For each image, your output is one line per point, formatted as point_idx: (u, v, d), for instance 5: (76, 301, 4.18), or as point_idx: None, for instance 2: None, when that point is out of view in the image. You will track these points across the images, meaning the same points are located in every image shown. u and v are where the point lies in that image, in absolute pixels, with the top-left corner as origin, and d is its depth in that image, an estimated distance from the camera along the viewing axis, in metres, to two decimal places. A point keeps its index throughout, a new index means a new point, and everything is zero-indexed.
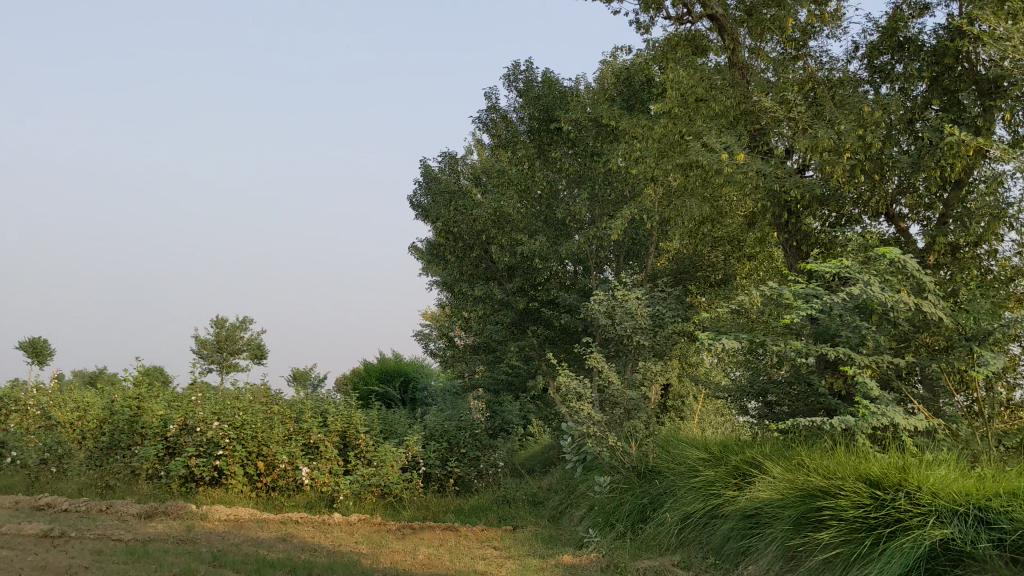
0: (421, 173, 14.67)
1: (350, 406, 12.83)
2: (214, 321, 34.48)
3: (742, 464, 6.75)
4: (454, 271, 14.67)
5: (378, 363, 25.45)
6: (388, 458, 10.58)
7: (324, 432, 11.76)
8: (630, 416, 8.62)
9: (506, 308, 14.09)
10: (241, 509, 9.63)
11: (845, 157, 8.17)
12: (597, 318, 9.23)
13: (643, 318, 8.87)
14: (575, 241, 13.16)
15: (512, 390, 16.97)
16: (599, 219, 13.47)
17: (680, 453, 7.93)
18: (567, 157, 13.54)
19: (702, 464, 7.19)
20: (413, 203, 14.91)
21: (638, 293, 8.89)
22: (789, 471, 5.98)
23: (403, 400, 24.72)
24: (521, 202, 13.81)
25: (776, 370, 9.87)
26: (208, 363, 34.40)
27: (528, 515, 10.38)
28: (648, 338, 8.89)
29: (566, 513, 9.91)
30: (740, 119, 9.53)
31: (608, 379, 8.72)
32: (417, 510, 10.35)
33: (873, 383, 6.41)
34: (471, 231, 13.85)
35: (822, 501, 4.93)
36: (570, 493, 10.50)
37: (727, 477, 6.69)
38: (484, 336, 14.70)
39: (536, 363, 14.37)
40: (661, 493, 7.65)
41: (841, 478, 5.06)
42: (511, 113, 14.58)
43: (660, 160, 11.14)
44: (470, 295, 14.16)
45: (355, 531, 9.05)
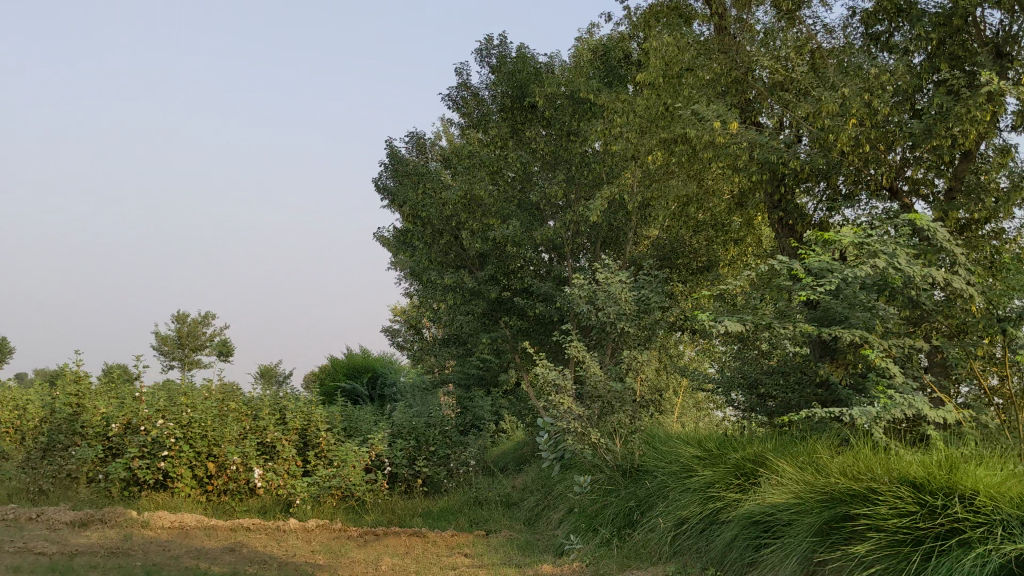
0: (386, 155, 13.77)
1: (310, 402, 11.98)
2: (176, 316, 33.48)
3: (744, 464, 6.01)
4: (421, 259, 13.82)
5: (345, 359, 24.64)
6: (350, 458, 9.75)
7: (281, 430, 10.92)
8: (615, 409, 7.86)
9: (477, 297, 13.27)
10: (186, 515, 8.76)
11: (849, 125, 7.46)
12: (578, 302, 8.46)
13: (629, 302, 8.10)
14: (551, 227, 12.44)
15: (483, 384, 16.18)
16: (576, 203, 12.75)
17: (671, 450, 7.18)
18: (541, 137, 12.76)
19: (697, 463, 6.43)
20: (378, 187, 14.01)
21: (622, 275, 8.13)
22: (801, 472, 5.24)
23: (371, 397, 23.91)
24: (494, 184, 13.02)
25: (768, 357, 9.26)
26: (168, 360, 33.34)
27: (501, 517, 9.61)
28: (634, 325, 8.13)
29: (543, 516, 9.15)
30: (731, 87, 8.79)
31: (590, 369, 7.95)
32: (381, 515, 9.51)
33: (895, 368, 5.70)
34: (442, 216, 12.88)
35: (854, 507, 4.22)
36: (546, 494, 9.73)
37: (726, 478, 5.95)
38: (454, 328, 13.90)
39: (509, 355, 13.58)
40: (650, 495, 6.90)
41: (874, 479, 4.35)
42: (482, 91, 13.74)
43: (643, 136, 10.39)
44: (438, 283, 13.32)
45: (312, 539, 8.23)
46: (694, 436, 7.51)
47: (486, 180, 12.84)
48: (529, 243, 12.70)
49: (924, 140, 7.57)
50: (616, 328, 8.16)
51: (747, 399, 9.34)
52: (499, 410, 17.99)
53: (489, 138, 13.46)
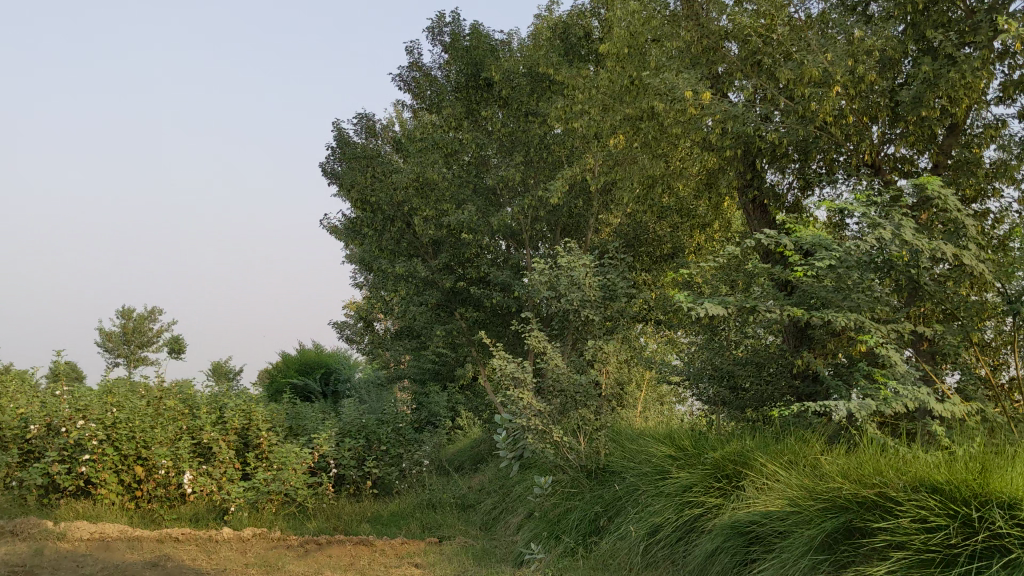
0: (333, 136, 12.96)
1: (251, 399, 11.18)
2: (120, 311, 32.29)
3: (724, 465, 5.38)
4: (372, 247, 13.07)
5: (296, 354, 23.79)
6: (292, 460, 9.00)
7: (218, 430, 10.13)
8: (579, 405, 7.19)
9: (430, 287, 12.57)
10: (109, 525, 7.96)
11: (831, 94, 6.88)
12: (538, 289, 7.78)
13: (593, 288, 7.44)
14: (508, 212, 11.77)
15: (439, 379, 15.47)
16: (534, 187, 12.07)
17: (641, 451, 6.55)
18: (498, 117, 12.07)
19: (671, 464, 5.80)
20: (326, 171, 13.18)
21: (587, 259, 7.46)
22: (795, 477, 4.62)
23: (324, 394, 23.07)
24: (448, 167, 12.32)
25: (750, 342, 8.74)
26: (113, 357, 32.16)
27: (456, 522, 8.93)
28: (599, 313, 7.48)
29: (500, 521, 8.48)
30: (702, 56, 8.16)
31: (552, 360, 7.28)
32: (326, 521, 8.78)
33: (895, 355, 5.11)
34: (391, 200, 12.19)
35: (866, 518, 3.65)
36: (505, 496, 9.07)
37: (705, 481, 5.32)
38: (407, 320, 13.17)
39: (465, 349, 12.90)
40: (618, 499, 6.26)
41: (887, 483, 3.79)
42: (434, 70, 12.99)
43: (607, 114, 9.74)
44: (390, 273, 12.58)
45: (247, 550, 7.49)
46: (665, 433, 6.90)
47: (440, 163, 12.14)
48: (485, 230, 12.03)
49: (910, 112, 7.01)
50: (579, 317, 7.48)
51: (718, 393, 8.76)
52: (456, 406, 17.29)
53: (443, 119, 12.73)
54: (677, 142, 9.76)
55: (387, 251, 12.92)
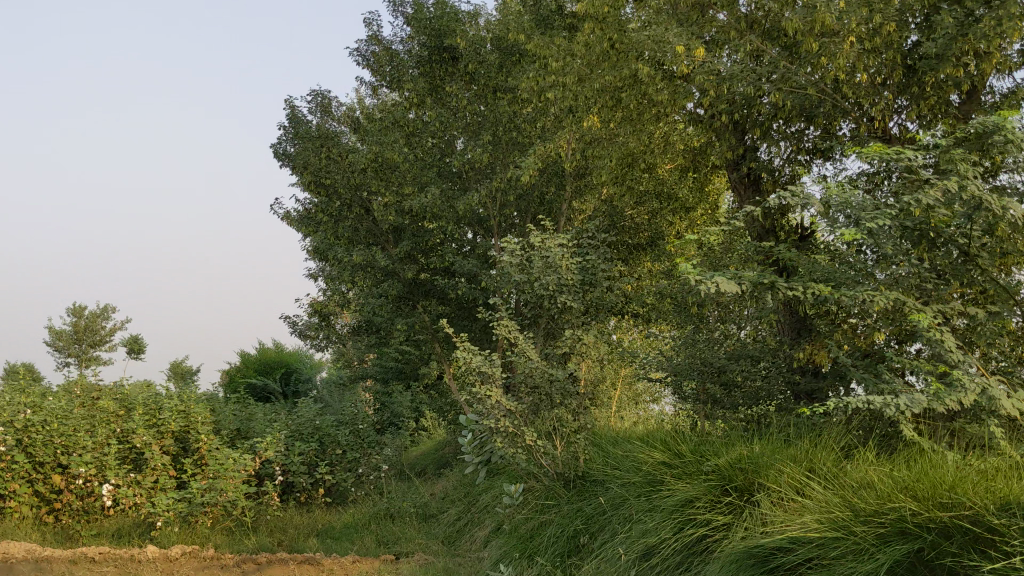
0: (285, 114, 11.92)
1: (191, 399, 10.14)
2: (71, 308, 30.99)
3: (731, 475, 4.50)
4: (327, 234, 12.08)
5: (256, 353, 22.68)
6: (231, 468, 8.03)
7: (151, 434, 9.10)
8: (555, 405, 6.28)
9: (390, 277, 11.62)
10: (15, 544, 6.93)
11: (841, 49, 6.01)
12: (508, 273, 6.85)
13: (571, 272, 6.52)
14: (475, 196, 10.84)
15: (402, 378, 14.51)
16: (503, 170, 11.15)
17: (627, 458, 5.67)
18: (464, 94, 11.12)
19: (667, 474, 4.90)
20: (277, 152, 12.13)
21: (564, 238, 6.53)
22: (828, 494, 3.76)
23: (284, 395, 21.97)
24: (409, 148, 11.38)
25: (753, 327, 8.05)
26: (63, 357, 30.84)
27: (417, 535, 8.00)
28: (578, 300, 6.56)
29: (466, 534, 7.55)
30: (692, 12, 7.27)
31: (523, 354, 6.34)
32: (268, 537, 7.81)
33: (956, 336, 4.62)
34: (349, 183, 11.29)
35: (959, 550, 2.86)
36: (470, 506, 8.16)
37: (709, 495, 4.43)
38: (365, 314, 12.19)
39: (428, 345, 11.95)
40: (600, 514, 5.36)
41: (975, 507, 3.02)
42: (395, 44, 12.01)
43: (584, 84, 8.83)
44: (346, 262, 11.61)
45: (173, 573, 6.52)
46: (653, 438, 6.01)
47: (401, 143, 11.17)
48: (450, 216, 11.08)
49: (933, 71, 6.15)
50: (556, 304, 6.56)
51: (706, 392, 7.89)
52: (420, 405, 16.32)
53: (404, 96, 11.74)
54: (661, 115, 8.86)
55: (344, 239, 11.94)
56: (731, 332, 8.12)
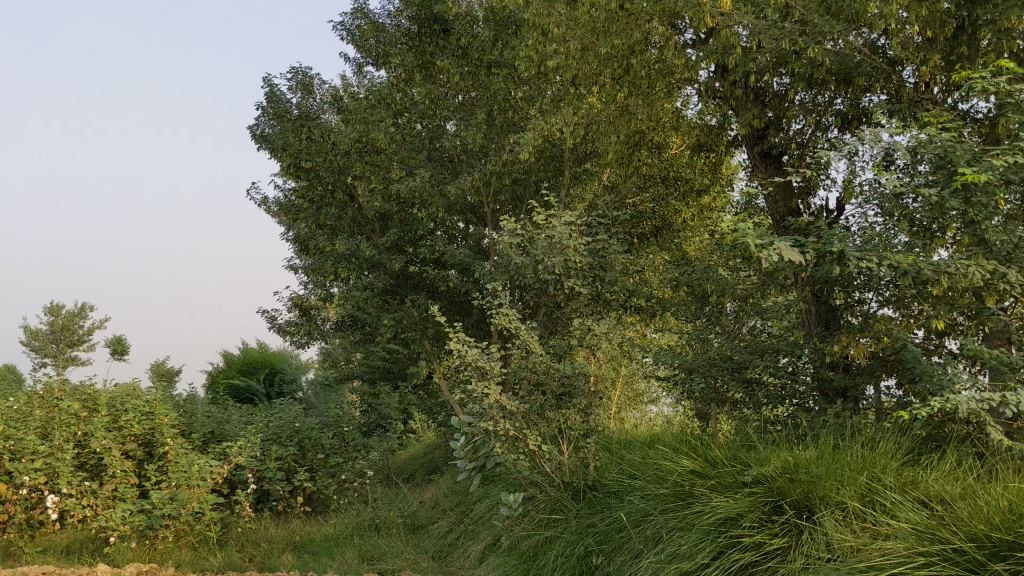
0: (263, 92, 11.07)
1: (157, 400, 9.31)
2: (49, 307, 30.10)
3: (782, 488, 3.73)
4: (309, 222, 11.27)
5: (239, 353, 21.81)
6: (196, 475, 7.22)
7: (112, 437, 8.28)
8: (562, 405, 5.48)
9: (376, 269, 10.85)
10: None
11: None
12: (507, 253, 6.05)
13: (579, 251, 5.73)
14: (467, 180, 10.07)
15: (389, 377, 13.73)
16: (497, 153, 10.38)
17: (647, 467, 4.90)
18: (455, 70, 10.32)
19: (700, 485, 4.13)
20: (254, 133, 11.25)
21: (570, 213, 5.74)
22: (924, 526, 3.08)
23: (269, 396, 21.12)
24: (397, 128, 10.59)
25: (774, 318, 7.29)
26: (41, 357, 29.93)
27: (404, 547, 7.22)
28: (588, 285, 5.77)
29: (459, 547, 6.77)
30: None
31: (523, 346, 5.52)
32: (237, 553, 7.00)
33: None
34: (332, 167, 10.54)
35: None
36: (463, 516, 7.39)
37: (758, 511, 3.67)
38: (350, 307, 11.39)
39: (417, 342, 11.16)
40: (615, 530, 4.59)
41: None
42: (382, 18, 11.20)
43: (588, 52, 8.05)
44: (328, 252, 10.80)
45: None
46: (675, 442, 5.23)
47: (387, 123, 10.37)
48: (440, 202, 10.30)
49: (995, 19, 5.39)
50: (561, 290, 5.75)
51: (724, 392, 7.14)
52: (408, 406, 15.55)
53: (391, 73, 10.93)
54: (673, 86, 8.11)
55: (326, 227, 11.13)
56: (751, 322, 7.38)
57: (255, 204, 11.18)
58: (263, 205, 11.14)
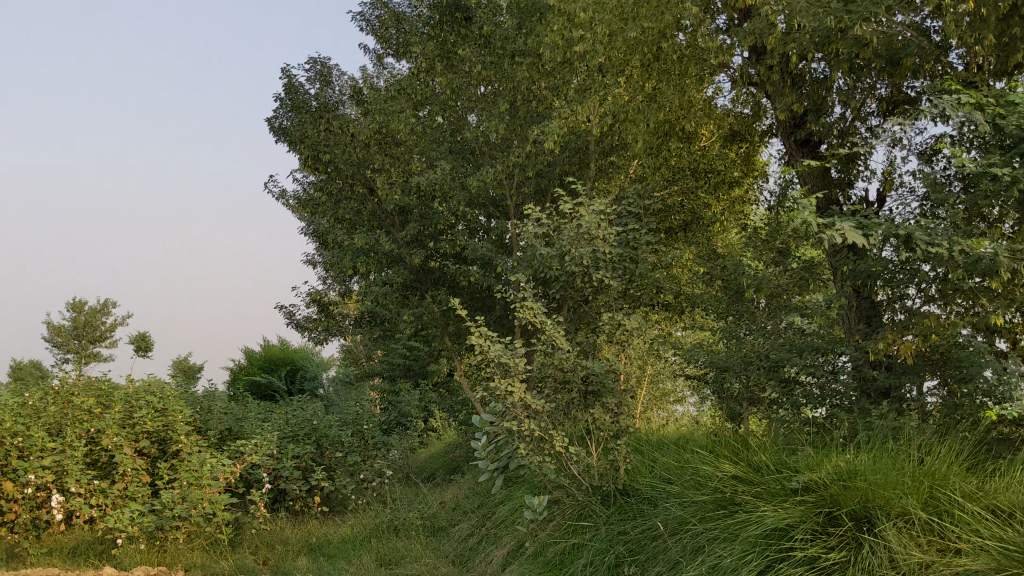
0: (280, 83, 10.79)
1: (170, 399, 9.06)
2: (70, 303, 30.12)
3: (835, 497, 3.41)
4: (327, 216, 11.01)
5: (259, 350, 21.64)
6: (209, 475, 6.95)
7: (122, 435, 8.03)
8: (589, 404, 5.17)
9: (396, 264, 10.57)
10: None
11: None
12: (531, 245, 5.74)
13: (608, 243, 5.41)
14: (490, 171, 9.77)
15: (410, 375, 13.45)
16: (520, 144, 10.07)
17: (682, 473, 4.59)
18: (476, 59, 10.01)
19: (745, 495, 3.81)
20: (271, 125, 10.97)
21: (598, 202, 5.42)
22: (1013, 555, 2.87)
23: (289, 394, 20.89)
24: (418, 119, 10.30)
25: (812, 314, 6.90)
26: (62, 354, 29.90)
27: (423, 551, 6.92)
28: (617, 277, 5.44)
29: (480, 553, 6.46)
30: None
31: (548, 343, 5.21)
32: (250, 556, 6.73)
33: None
34: (350, 159, 10.29)
35: None
36: (485, 520, 7.08)
37: (810, 523, 3.35)
38: (369, 303, 11.11)
39: (438, 339, 10.88)
40: (648, 539, 4.28)
41: None
42: (402, 8, 10.94)
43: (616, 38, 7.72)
44: (347, 246, 10.53)
45: None
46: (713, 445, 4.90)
47: (408, 113, 10.09)
48: (461, 194, 10.00)
49: None
50: (589, 283, 5.43)
51: (760, 391, 6.80)
52: (429, 405, 15.27)
53: (411, 63, 10.65)
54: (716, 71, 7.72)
55: (344, 221, 10.86)
56: (788, 319, 7.04)
57: (273, 197, 10.91)
58: (281, 199, 10.87)
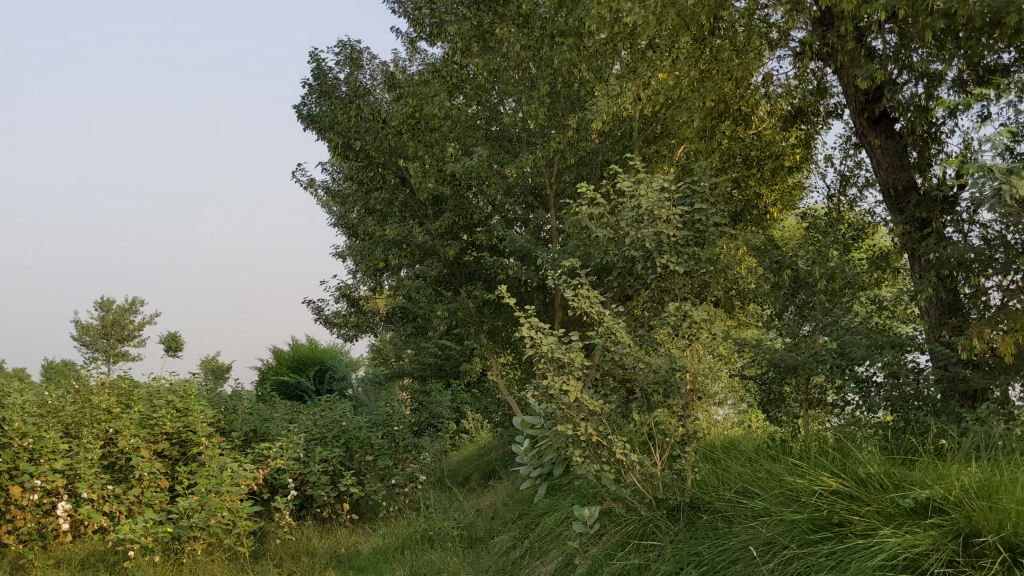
0: (309, 66, 10.26)
1: (192, 398, 8.57)
2: (99, 301, 29.91)
3: (974, 520, 2.81)
4: (357, 207, 10.49)
5: (288, 348, 21.20)
6: (229, 481, 6.44)
7: (140, 437, 7.55)
8: (653, 406, 4.60)
9: (429, 257, 10.03)
10: None
11: None
12: (585, 227, 5.17)
13: (673, 223, 4.81)
14: (529, 158, 9.20)
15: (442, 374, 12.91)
16: (561, 129, 9.48)
17: (764, 487, 4.01)
18: (516, 38, 9.42)
19: (854, 516, 3.21)
20: (299, 111, 10.46)
21: (662, 178, 4.82)
22: None
23: (318, 393, 20.43)
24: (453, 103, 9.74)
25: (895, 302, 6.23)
26: (91, 352, 29.68)
27: (461, 565, 6.35)
28: (684, 262, 4.84)
29: (524, 569, 5.88)
30: None
31: (607, 336, 4.64)
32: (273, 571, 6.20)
33: None
34: (380, 145, 9.82)
35: None
36: (528, 531, 6.51)
37: (945, 553, 2.76)
38: (401, 298, 10.57)
39: (472, 337, 10.34)
40: (728, 562, 3.70)
41: None
42: None
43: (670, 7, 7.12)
44: (378, 238, 10.01)
45: None
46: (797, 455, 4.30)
47: (442, 97, 9.53)
48: (498, 183, 9.43)
49: None
50: (651, 270, 4.86)
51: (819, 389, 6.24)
52: (462, 404, 14.72)
53: (445, 45, 10.10)
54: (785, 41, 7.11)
55: (375, 212, 10.35)
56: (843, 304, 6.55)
57: (301, 187, 10.40)
58: (310, 189, 10.36)
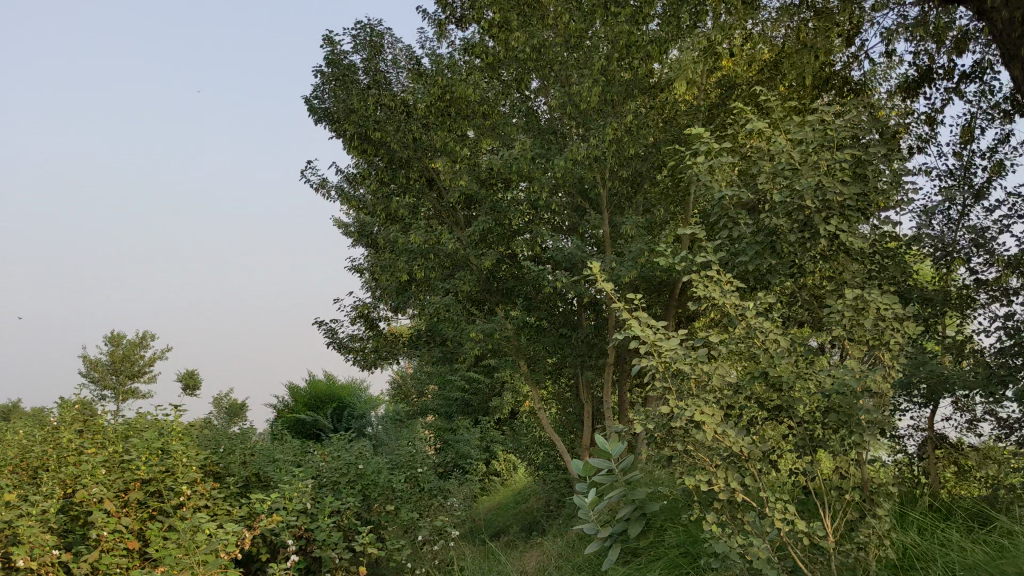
0: (322, 52, 8.85)
1: (177, 436, 7.05)
2: (109, 336, 28.64)
3: None
4: (377, 213, 9.06)
5: (305, 384, 19.74)
6: (212, 546, 4.91)
7: (107, 486, 6.03)
8: (819, 446, 3.06)
9: (462, 270, 8.56)
10: None
11: None
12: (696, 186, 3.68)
13: (836, 178, 3.30)
14: (579, 148, 7.75)
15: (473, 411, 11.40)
16: (617, 115, 8.05)
17: None
18: (564, 11, 8.01)
19: None
20: (309, 104, 9.03)
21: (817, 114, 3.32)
22: None
23: (337, 432, 18.89)
24: (490, 90, 8.33)
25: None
26: (99, 390, 28.26)
27: None
28: (854, 235, 3.31)
29: None
30: None
31: (749, 341, 3.12)
32: None
33: None
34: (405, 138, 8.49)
35: None
36: None
37: None
38: (427, 319, 9.09)
39: (511, 364, 8.83)
40: None
41: None
42: None
43: None
44: (401, 248, 8.56)
45: None
46: None
47: (477, 81, 8.12)
48: (544, 179, 7.98)
49: None
50: (800, 247, 3.34)
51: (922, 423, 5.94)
52: (493, 444, 13.15)
53: (479, 24, 8.71)
54: None
55: (398, 219, 8.91)
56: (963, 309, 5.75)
57: (312, 190, 8.96)
58: (322, 192, 8.92)
